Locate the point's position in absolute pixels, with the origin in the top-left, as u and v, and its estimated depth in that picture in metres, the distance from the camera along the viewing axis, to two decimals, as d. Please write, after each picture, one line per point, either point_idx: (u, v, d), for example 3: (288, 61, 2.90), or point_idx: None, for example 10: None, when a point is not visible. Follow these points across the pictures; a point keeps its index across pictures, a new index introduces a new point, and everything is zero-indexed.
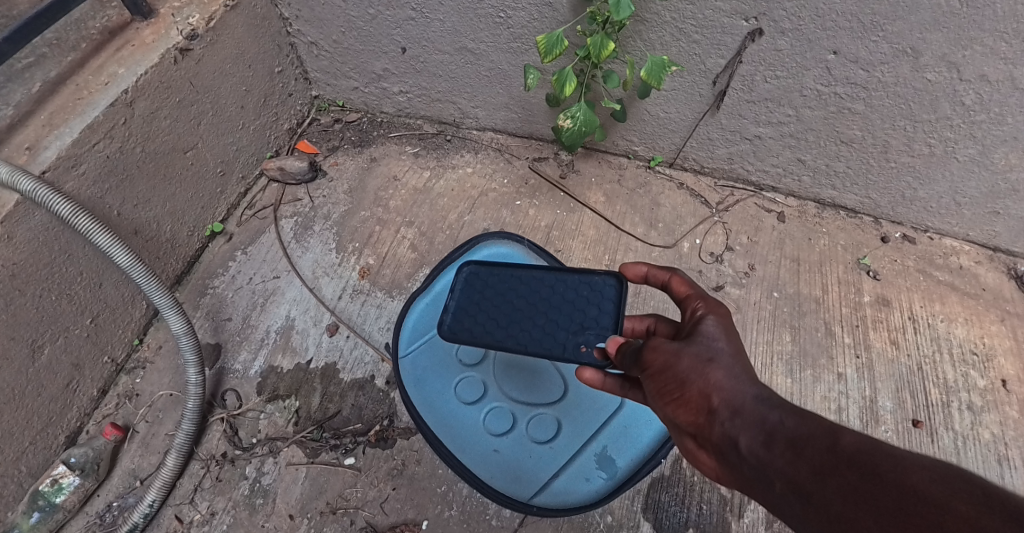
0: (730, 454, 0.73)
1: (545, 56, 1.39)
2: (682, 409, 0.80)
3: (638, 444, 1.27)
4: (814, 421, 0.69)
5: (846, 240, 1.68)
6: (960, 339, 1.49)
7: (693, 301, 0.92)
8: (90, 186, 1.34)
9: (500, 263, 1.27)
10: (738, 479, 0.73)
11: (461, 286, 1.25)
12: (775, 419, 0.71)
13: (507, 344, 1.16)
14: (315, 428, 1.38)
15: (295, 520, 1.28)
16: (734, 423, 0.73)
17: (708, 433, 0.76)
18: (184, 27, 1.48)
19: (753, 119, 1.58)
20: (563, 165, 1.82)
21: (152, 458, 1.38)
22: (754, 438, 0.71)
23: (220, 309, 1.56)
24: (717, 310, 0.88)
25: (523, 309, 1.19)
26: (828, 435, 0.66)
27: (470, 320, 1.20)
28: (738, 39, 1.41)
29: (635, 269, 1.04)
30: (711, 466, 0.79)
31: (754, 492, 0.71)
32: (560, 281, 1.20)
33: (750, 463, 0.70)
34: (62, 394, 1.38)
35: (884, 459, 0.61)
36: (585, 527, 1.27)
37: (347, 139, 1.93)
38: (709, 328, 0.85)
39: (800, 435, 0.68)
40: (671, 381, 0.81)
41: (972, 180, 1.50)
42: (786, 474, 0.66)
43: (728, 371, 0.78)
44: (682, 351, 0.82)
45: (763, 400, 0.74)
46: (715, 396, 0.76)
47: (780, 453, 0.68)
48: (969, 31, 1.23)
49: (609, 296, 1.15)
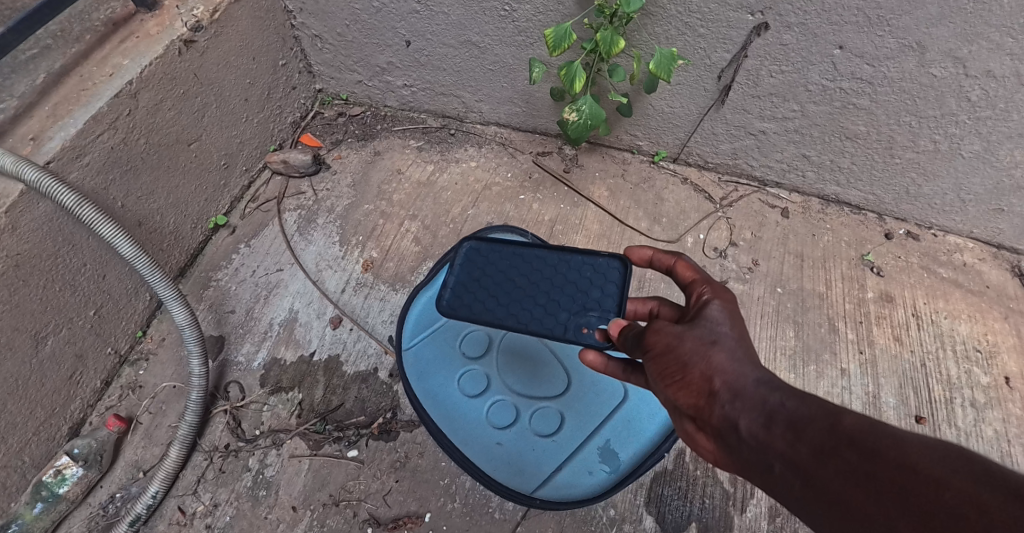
0: (729, 436, 0.74)
1: (553, 49, 1.39)
2: (683, 392, 0.80)
3: (641, 438, 1.27)
4: (814, 403, 0.69)
5: (850, 236, 1.67)
6: (964, 336, 1.49)
7: (698, 286, 0.93)
8: (94, 177, 1.34)
9: (501, 241, 1.27)
10: (736, 461, 0.74)
11: (461, 262, 1.25)
12: (776, 401, 0.72)
13: (507, 322, 1.16)
14: (318, 420, 1.38)
15: (298, 511, 1.28)
16: (734, 405, 0.74)
17: (708, 415, 0.77)
18: (188, 19, 1.48)
19: (758, 114, 1.57)
20: (566, 160, 1.82)
21: (155, 450, 1.38)
22: (755, 420, 0.72)
23: (223, 301, 1.56)
24: (723, 295, 0.89)
25: (524, 288, 1.19)
26: (829, 416, 0.67)
27: (470, 297, 1.20)
28: (744, 33, 1.40)
29: (641, 253, 1.05)
30: (709, 448, 0.80)
31: (752, 474, 0.72)
32: (563, 261, 1.20)
33: (750, 445, 0.71)
34: (66, 385, 1.38)
35: (885, 440, 0.61)
36: (588, 520, 1.27)
37: (351, 133, 1.93)
38: (713, 312, 0.85)
39: (800, 416, 0.69)
40: (673, 363, 0.82)
41: (977, 176, 1.50)
42: (786, 455, 0.67)
43: (730, 354, 0.79)
44: (684, 333, 0.82)
45: (764, 382, 0.74)
46: (716, 379, 0.77)
47: (780, 434, 0.68)
48: (976, 26, 1.22)
49: (612, 278, 1.15)
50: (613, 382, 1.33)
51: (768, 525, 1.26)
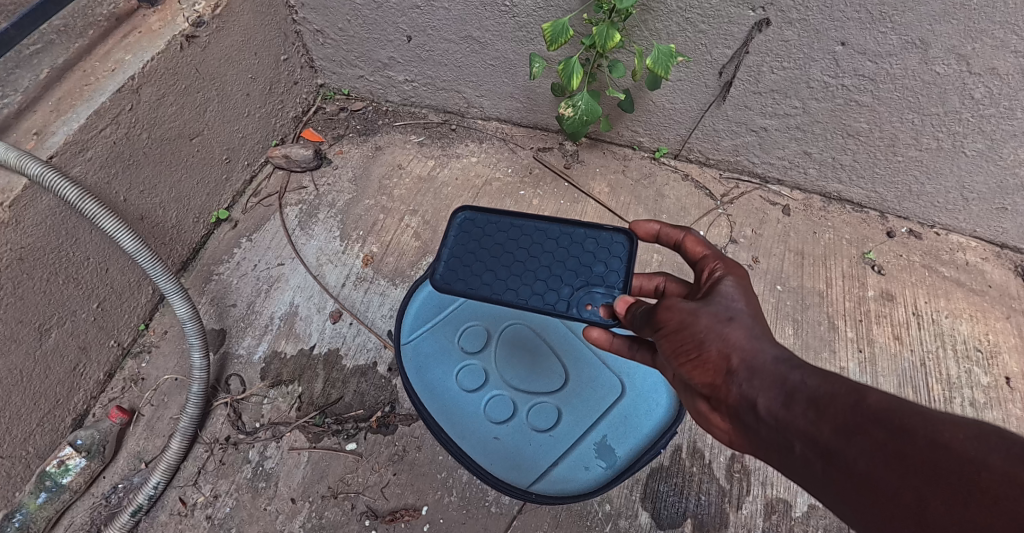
0: (747, 415, 0.76)
1: (551, 45, 1.39)
2: (698, 371, 0.82)
3: (638, 433, 1.28)
4: (836, 380, 0.71)
5: (851, 234, 1.67)
6: (965, 335, 1.49)
7: (710, 261, 0.95)
8: (98, 170, 1.35)
9: (499, 212, 1.27)
10: (754, 440, 0.77)
11: (456, 234, 1.25)
12: (796, 379, 0.73)
13: (505, 297, 1.16)
14: (318, 413, 1.39)
15: (297, 503, 1.29)
16: (752, 384, 0.76)
17: (724, 393, 0.79)
18: (190, 14, 1.49)
19: (760, 111, 1.57)
20: (567, 155, 1.82)
21: (157, 441, 1.40)
22: (774, 399, 0.73)
23: (225, 294, 1.58)
24: (735, 271, 0.91)
25: (523, 261, 1.20)
26: (852, 393, 0.68)
27: (466, 270, 1.20)
28: (745, 29, 1.39)
29: (647, 227, 1.08)
30: (724, 429, 0.83)
31: (770, 453, 0.75)
32: (564, 234, 1.20)
33: (769, 424, 0.73)
34: (69, 377, 1.40)
35: (914, 417, 0.64)
36: (584, 515, 1.28)
37: (353, 128, 1.93)
38: (727, 288, 0.87)
39: (821, 394, 0.70)
40: (688, 341, 0.83)
41: (980, 175, 1.49)
42: (808, 433, 0.69)
43: (746, 331, 0.80)
44: (699, 310, 0.83)
45: (782, 360, 0.76)
46: (734, 357, 0.78)
47: (801, 412, 0.70)
48: (980, 23, 1.21)
49: (617, 252, 1.15)
50: (612, 376, 1.34)
51: (764, 522, 1.27)
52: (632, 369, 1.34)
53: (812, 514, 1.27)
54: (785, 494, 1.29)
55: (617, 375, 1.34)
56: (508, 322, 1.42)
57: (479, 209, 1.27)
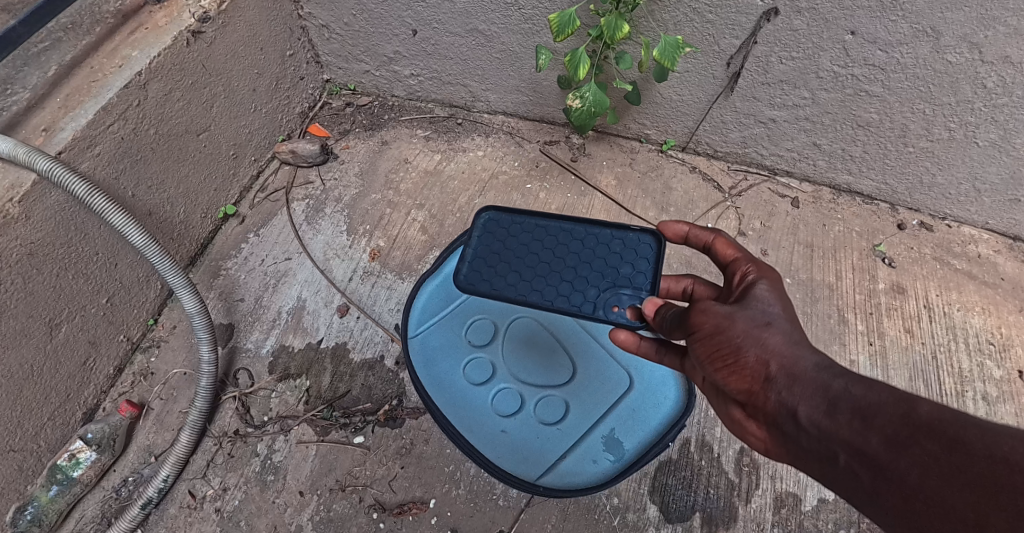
0: (787, 424, 0.77)
1: (558, 36, 1.38)
2: (734, 377, 0.82)
3: (647, 426, 1.27)
4: (884, 390, 0.71)
5: (861, 226, 1.65)
6: (977, 329, 1.47)
7: (742, 264, 0.96)
8: (105, 166, 1.36)
9: (521, 212, 1.27)
10: (793, 449, 0.77)
11: (480, 234, 1.25)
12: (839, 388, 0.73)
13: (530, 298, 1.15)
14: (326, 407, 1.39)
15: (305, 496, 1.30)
16: (792, 392, 0.76)
17: (762, 400, 0.79)
18: (196, 10, 1.49)
19: (768, 102, 1.55)
20: (574, 149, 1.81)
21: (166, 435, 1.40)
22: (816, 408, 0.74)
23: (232, 290, 1.58)
24: (768, 275, 0.91)
25: (549, 262, 1.19)
26: (902, 404, 0.69)
27: (489, 272, 1.20)
28: (753, 19, 1.38)
29: (676, 229, 1.09)
30: (760, 437, 0.84)
31: (810, 463, 0.75)
32: (590, 235, 1.20)
33: (811, 433, 0.74)
34: (79, 371, 1.41)
35: (970, 430, 0.64)
36: (591, 508, 1.27)
37: (359, 123, 1.93)
38: (761, 292, 0.87)
39: (869, 403, 0.70)
40: (723, 346, 0.82)
41: (993, 165, 1.47)
42: (854, 444, 0.70)
43: (785, 337, 0.80)
44: (735, 315, 0.82)
45: (824, 368, 0.76)
46: (772, 364, 0.78)
47: (846, 422, 0.71)
48: (992, 10, 1.19)
49: (644, 253, 1.14)
50: (621, 369, 1.33)
51: (773, 516, 1.26)
52: (641, 363, 1.33)
53: (823, 509, 1.26)
54: (795, 489, 1.28)
55: (625, 369, 1.33)
56: (515, 314, 1.41)
57: (502, 210, 1.26)
